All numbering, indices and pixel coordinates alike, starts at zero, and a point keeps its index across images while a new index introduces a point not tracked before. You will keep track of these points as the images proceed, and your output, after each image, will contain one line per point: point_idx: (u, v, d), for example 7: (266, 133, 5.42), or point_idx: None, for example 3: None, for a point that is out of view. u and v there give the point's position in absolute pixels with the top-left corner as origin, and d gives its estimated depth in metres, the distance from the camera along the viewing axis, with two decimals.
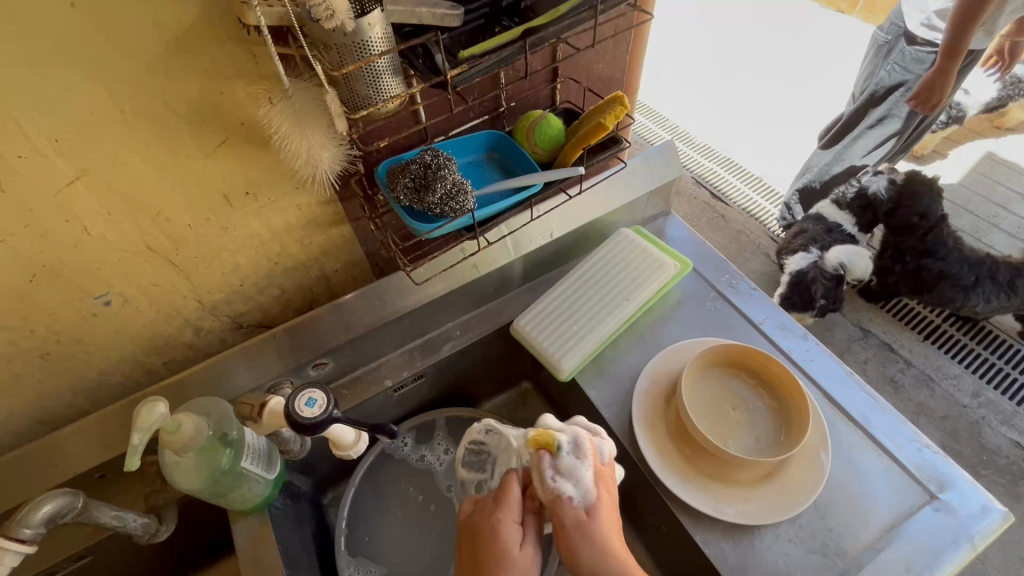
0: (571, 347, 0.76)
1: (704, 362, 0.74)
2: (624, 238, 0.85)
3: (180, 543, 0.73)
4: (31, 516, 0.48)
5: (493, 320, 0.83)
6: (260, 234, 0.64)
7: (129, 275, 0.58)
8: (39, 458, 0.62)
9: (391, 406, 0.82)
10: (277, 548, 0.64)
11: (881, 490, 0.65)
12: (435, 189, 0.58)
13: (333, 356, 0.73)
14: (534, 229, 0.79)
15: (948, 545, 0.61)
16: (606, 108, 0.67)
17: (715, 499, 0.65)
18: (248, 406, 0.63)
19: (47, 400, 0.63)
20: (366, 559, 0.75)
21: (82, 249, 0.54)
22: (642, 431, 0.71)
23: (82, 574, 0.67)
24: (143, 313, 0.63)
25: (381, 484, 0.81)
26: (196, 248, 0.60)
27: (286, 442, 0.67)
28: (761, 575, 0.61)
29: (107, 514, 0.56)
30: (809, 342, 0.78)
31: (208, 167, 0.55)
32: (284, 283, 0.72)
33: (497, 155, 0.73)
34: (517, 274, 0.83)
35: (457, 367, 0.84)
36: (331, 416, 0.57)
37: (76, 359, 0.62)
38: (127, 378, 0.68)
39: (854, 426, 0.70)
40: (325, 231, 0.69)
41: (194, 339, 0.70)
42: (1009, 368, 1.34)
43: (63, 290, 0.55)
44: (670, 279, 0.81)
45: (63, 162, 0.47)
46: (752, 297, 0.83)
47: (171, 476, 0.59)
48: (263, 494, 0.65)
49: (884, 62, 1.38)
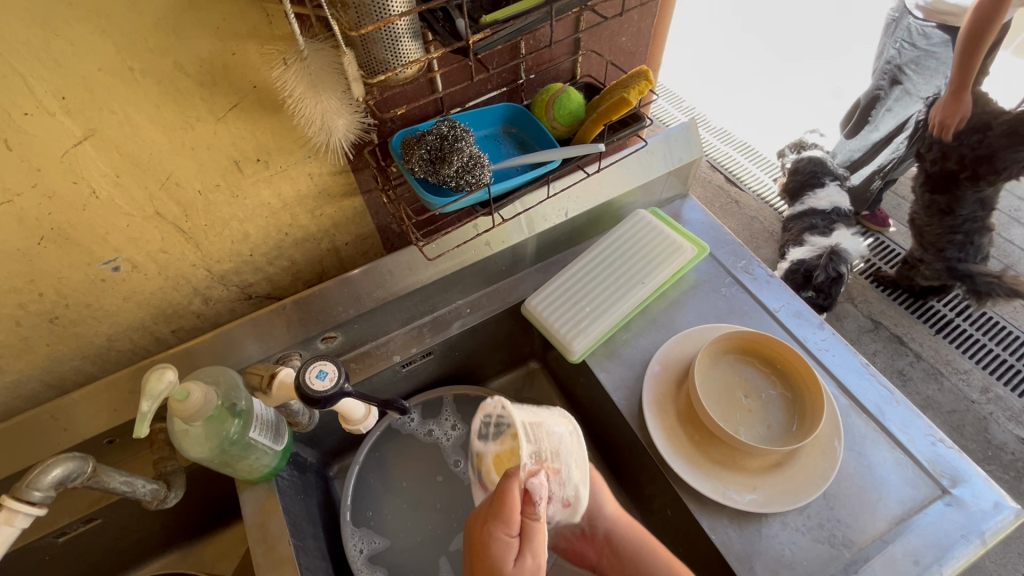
0: (583, 329, 0.75)
1: (718, 348, 0.73)
2: (640, 219, 0.83)
3: (188, 509, 0.74)
4: (42, 479, 0.48)
5: (504, 299, 0.82)
6: (270, 204, 0.63)
7: (138, 241, 0.57)
8: (49, 421, 0.62)
9: (398, 382, 0.82)
10: (283, 518, 0.64)
11: (891, 483, 0.65)
12: (452, 161, 0.57)
13: (341, 330, 0.72)
14: (549, 207, 0.77)
15: (957, 541, 0.61)
16: (630, 83, 0.64)
17: (724, 485, 0.64)
18: (257, 376, 0.62)
19: (56, 364, 0.63)
20: (370, 531, 0.76)
21: (91, 212, 0.53)
22: (652, 416, 0.70)
23: (92, 536, 0.68)
24: (152, 280, 0.62)
25: (386, 459, 0.81)
26: (206, 216, 0.59)
27: (295, 415, 0.68)
28: (766, 563, 0.60)
29: (117, 480, 0.55)
30: (825, 332, 0.76)
31: (218, 132, 0.53)
32: (294, 255, 0.71)
33: (514, 129, 0.71)
34: (529, 253, 0.81)
35: (466, 346, 0.84)
36: (342, 390, 0.57)
37: (85, 324, 0.61)
38: (136, 345, 0.67)
39: (867, 418, 0.69)
40: (336, 203, 0.67)
41: (203, 309, 0.69)
42: (1011, 359, 1.32)
43: (71, 254, 0.54)
44: (686, 263, 0.79)
45: (71, 121, 0.46)
46: (769, 284, 0.81)
47: (180, 444, 0.59)
48: (271, 465, 0.65)
49: (893, 39, 1.41)
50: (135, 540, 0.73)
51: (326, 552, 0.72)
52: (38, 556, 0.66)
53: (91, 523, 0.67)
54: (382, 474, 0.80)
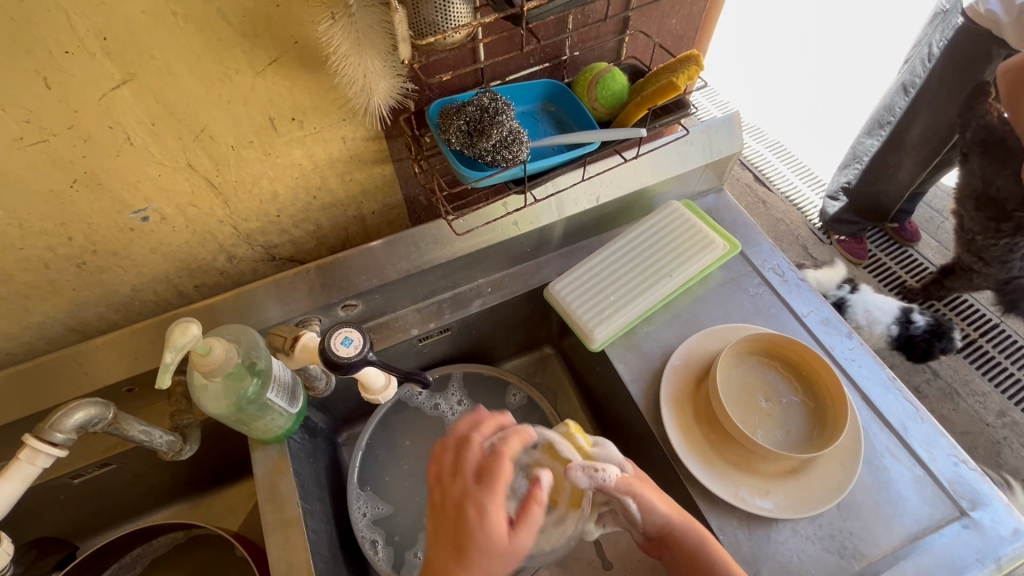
0: (606, 317, 0.74)
1: (741, 348, 0.71)
2: (672, 211, 0.81)
3: (200, 460, 0.75)
4: (64, 422, 0.48)
5: (526, 281, 0.81)
6: (302, 165, 0.62)
7: (168, 192, 0.57)
8: (71, 364, 0.63)
9: (414, 356, 0.81)
10: (293, 480, 0.65)
11: (909, 499, 0.63)
12: (490, 134, 0.55)
13: (362, 298, 0.72)
14: (580, 191, 0.75)
15: (971, 563, 0.59)
16: (679, 67, 0.62)
17: (737, 487, 0.64)
18: (280, 338, 0.62)
19: (81, 309, 0.63)
20: (373, 496, 0.77)
21: (124, 158, 0.52)
22: (669, 411, 0.69)
23: (108, 479, 0.70)
24: (178, 233, 0.61)
25: (394, 430, 0.82)
26: (237, 171, 0.59)
27: (312, 378, 0.68)
28: (773, 567, 0.60)
29: (135, 429, 0.55)
30: (853, 341, 0.74)
31: (256, 87, 0.52)
32: (321, 219, 0.70)
33: (553, 106, 0.69)
34: (556, 237, 0.80)
35: (484, 325, 0.83)
36: (365, 359, 0.56)
37: (111, 272, 0.61)
38: (160, 298, 0.68)
39: (889, 433, 0.68)
40: (367, 169, 0.66)
41: (226, 266, 0.69)
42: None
43: (102, 200, 0.54)
44: (715, 260, 0.77)
45: (111, 63, 0.45)
46: (799, 288, 0.79)
47: (197, 398, 0.59)
48: (284, 427, 0.65)
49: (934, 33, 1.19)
50: (150, 487, 0.75)
51: (332, 515, 0.72)
52: (53, 494, 0.67)
53: (106, 466, 0.68)
54: (390, 444, 0.81)
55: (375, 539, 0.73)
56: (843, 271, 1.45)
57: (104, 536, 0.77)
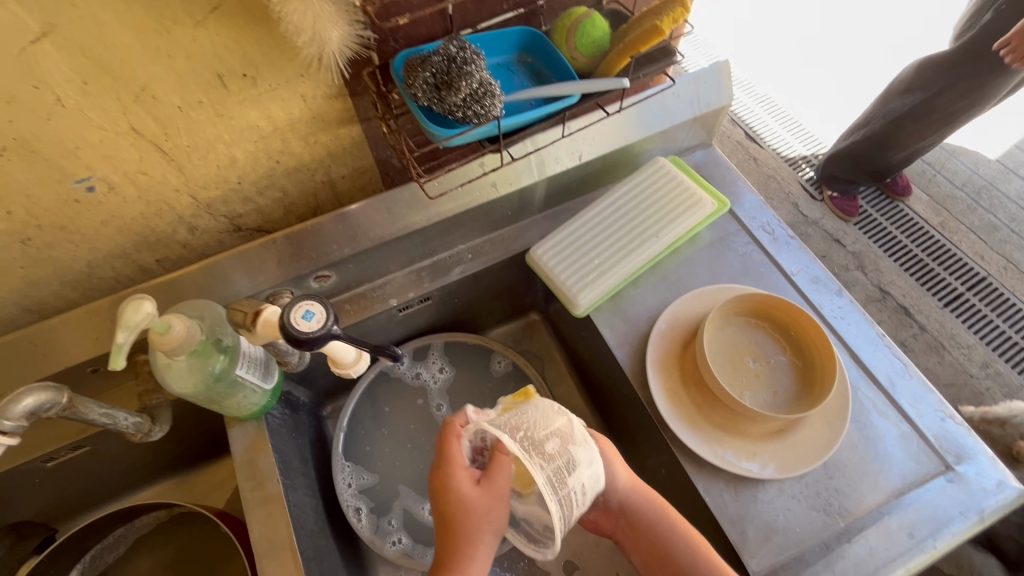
0: (590, 282, 0.72)
1: (729, 310, 0.69)
2: (659, 168, 0.78)
3: (178, 438, 0.73)
4: (10, 409, 0.46)
5: (508, 246, 0.78)
6: (260, 127, 0.57)
7: (114, 159, 0.52)
8: (30, 345, 0.60)
9: (395, 326, 0.79)
10: (272, 457, 0.63)
11: (895, 456, 0.63)
12: (459, 87, 0.51)
13: (335, 269, 0.69)
14: (562, 149, 0.71)
15: (954, 516, 0.60)
16: (664, 9, 0.57)
17: (723, 450, 0.63)
18: (240, 313, 0.57)
19: (33, 288, 0.60)
20: (357, 468, 0.76)
21: (57, 122, 0.47)
22: (655, 375, 0.68)
23: (82, 461, 0.68)
24: (131, 203, 0.57)
25: (379, 402, 0.80)
26: (187, 135, 0.54)
27: (284, 354, 0.64)
28: (758, 526, 0.60)
29: (95, 412, 0.54)
30: (842, 299, 0.73)
31: (198, 40, 0.47)
32: (287, 186, 0.66)
33: (529, 58, 0.64)
34: (538, 199, 0.77)
35: (466, 292, 0.80)
36: (330, 332, 0.54)
37: (61, 248, 0.57)
38: (120, 274, 0.64)
39: (877, 390, 0.67)
40: (333, 130, 0.62)
41: (189, 239, 0.65)
42: (1011, 331, 1.25)
43: (39, 169, 0.50)
44: (703, 219, 0.74)
45: (25, 12, 0.40)
46: (788, 246, 0.76)
47: (162, 378, 0.56)
48: (260, 404, 0.63)
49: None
50: (129, 467, 0.73)
51: (317, 487, 0.71)
52: (26, 479, 0.65)
53: (78, 450, 0.66)
54: (374, 415, 0.79)
55: (359, 507, 0.73)
56: (834, 228, 1.40)
57: (86, 517, 0.75)
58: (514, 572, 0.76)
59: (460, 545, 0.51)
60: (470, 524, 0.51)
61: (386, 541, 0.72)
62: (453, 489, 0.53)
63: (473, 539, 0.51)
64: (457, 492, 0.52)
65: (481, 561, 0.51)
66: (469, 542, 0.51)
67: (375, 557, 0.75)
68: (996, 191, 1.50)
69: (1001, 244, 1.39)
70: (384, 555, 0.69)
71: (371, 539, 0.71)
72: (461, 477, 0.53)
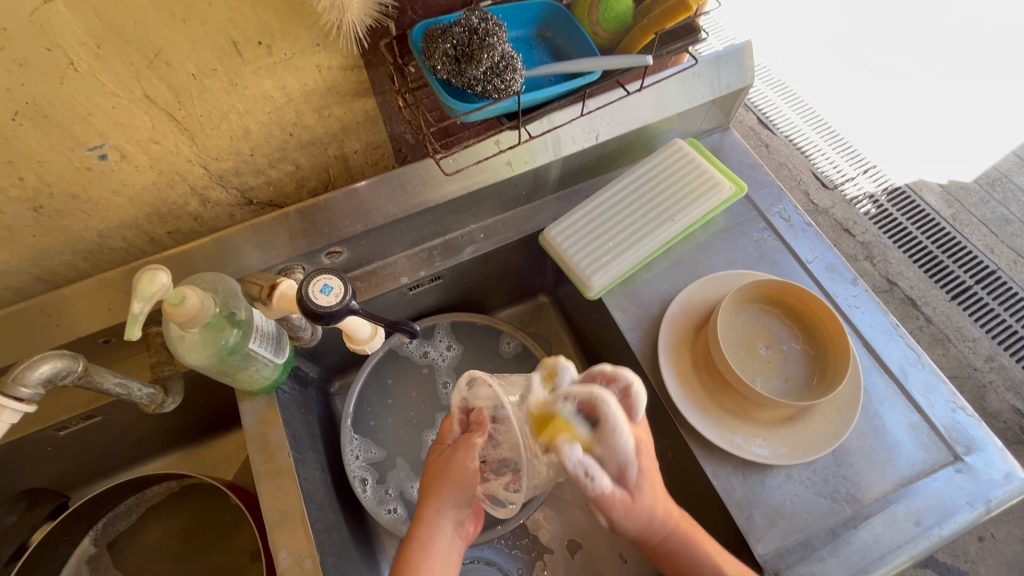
0: (604, 264, 0.71)
1: (744, 296, 0.69)
2: (676, 150, 0.76)
3: (189, 410, 0.74)
4: (28, 375, 0.46)
5: (521, 227, 0.77)
6: (274, 97, 0.56)
7: (127, 127, 0.52)
8: (43, 313, 0.60)
9: (404, 305, 0.79)
10: (283, 432, 0.64)
11: (904, 445, 0.63)
12: (480, 60, 0.50)
13: (347, 245, 0.68)
14: (578, 128, 0.70)
15: (961, 506, 0.60)
16: None
17: (734, 435, 0.63)
18: (256, 286, 0.57)
19: (45, 257, 0.59)
20: (364, 442, 0.76)
21: (71, 87, 0.47)
22: (666, 358, 0.67)
23: (94, 431, 0.68)
24: (143, 173, 0.56)
25: (387, 380, 0.81)
26: (201, 104, 0.53)
27: (297, 331, 0.65)
28: (765, 511, 0.60)
29: (109, 381, 0.53)
30: (857, 288, 0.72)
31: (215, 5, 0.46)
32: (299, 159, 0.64)
33: (549, 32, 0.63)
34: (552, 178, 0.75)
35: (477, 272, 0.80)
36: (348, 307, 0.53)
37: (72, 217, 0.57)
38: (131, 244, 0.63)
39: (888, 379, 0.67)
40: (347, 103, 0.60)
41: (200, 211, 0.64)
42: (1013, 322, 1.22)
43: (52, 135, 0.49)
44: (720, 203, 0.73)
45: None
46: (805, 233, 0.76)
47: (176, 349, 0.57)
48: (271, 377, 0.63)
49: None
50: (140, 437, 0.74)
51: (325, 461, 0.72)
52: (39, 448, 0.66)
53: (91, 419, 0.66)
54: (383, 392, 0.80)
55: (364, 478, 0.74)
56: (845, 217, 1.31)
57: (97, 486, 0.76)
58: (516, 549, 0.77)
59: (425, 519, 0.53)
60: (437, 492, 0.53)
61: (382, 507, 0.73)
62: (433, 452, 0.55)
63: (433, 508, 0.53)
64: (431, 462, 0.55)
65: (433, 530, 0.52)
66: (425, 509, 0.53)
67: (381, 531, 0.76)
68: (1011, 183, 1.42)
69: (1013, 236, 1.33)
70: (382, 521, 0.70)
71: (371, 508, 0.72)
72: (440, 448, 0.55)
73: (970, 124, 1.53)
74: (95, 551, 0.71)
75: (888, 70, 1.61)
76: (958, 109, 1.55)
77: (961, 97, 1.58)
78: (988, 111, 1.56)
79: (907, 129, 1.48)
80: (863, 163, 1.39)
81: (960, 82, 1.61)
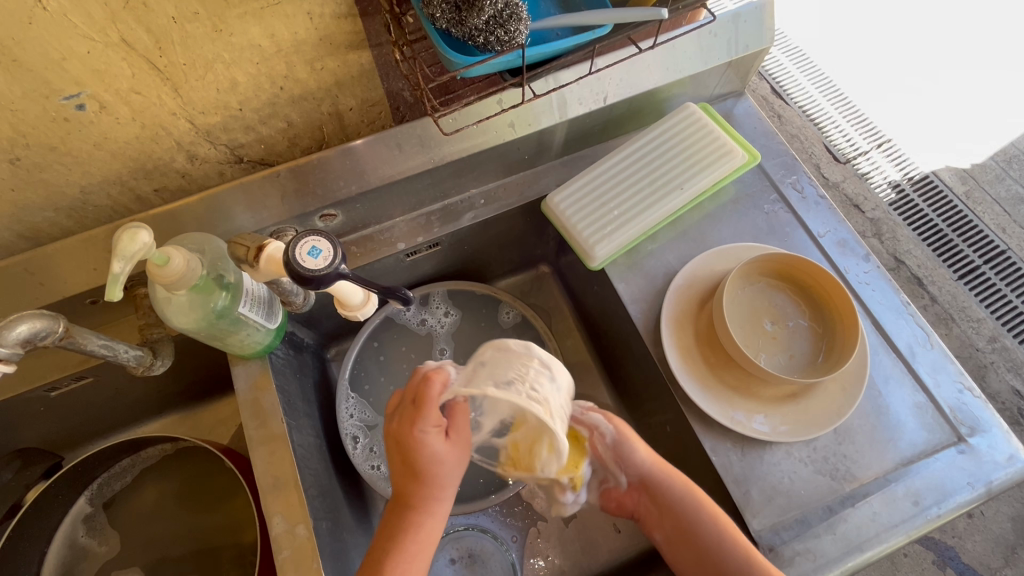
0: (607, 234, 0.68)
1: (752, 270, 0.67)
2: (687, 115, 0.72)
3: (182, 373, 0.72)
4: (5, 334, 0.44)
5: (523, 193, 0.74)
6: (262, 47, 0.52)
7: (104, 75, 0.48)
8: (26, 271, 0.58)
9: (402, 271, 0.77)
10: (277, 397, 0.63)
11: (908, 425, 0.62)
12: (482, 8, 0.46)
13: (341, 208, 0.66)
14: (586, 88, 0.66)
15: (961, 486, 0.59)
16: None
17: (735, 411, 0.62)
18: (241, 248, 0.55)
19: (26, 213, 0.57)
20: (359, 406, 0.75)
21: (40, 28, 0.44)
22: (669, 332, 0.66)
23: (84, 392, 0.67)
24: (125, 125, 0.53)
25: (383, 348, 0.79)
26: (184, 52, 0.50)
27: (287, 294, 0.62)
28: (762, 487, 0.59)
29: (94, 343, 0.52)
30: (869, 265, 0.69)
31: None
32: (291, 116, 0.61)
33: None
34: (557, 142, 0.72)
35: (477, 239, 0.77)
36: (336, 271, 0.51)
37: (51, 171, 0.54)
38: (115, 202, 0.61)
39: (895, 358, 0.65)
40: (341, 55, 0.57)
41: (188, 168, 0.61)
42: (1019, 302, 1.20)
43: (23, 81, 0.46)
44: (732, 171, 0.70)
45: None
46: (817, 206, 0.73)
47: (163, 312, 0.55)
48: (263, 343, 0.62)
49: None
50: (132, 399, 0.73)
51: (320, 427, 0.71)
52: (30, 408, 0.65)
53: (82, 380, 0.65)
54: (378, 360, 0.79)
55: (356, 436, 0.73)
56: (856, 192, 1.27)
57: (91, 447, 0.76)
58: (511, 517, 0.77)
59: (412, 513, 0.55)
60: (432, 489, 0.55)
61: (367, 463, 0.71)
62: (421, 443, 0.54)
63: (429, 506, 0.56)
64: (425, 452, 0.54)
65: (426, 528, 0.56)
66: (427, 502, 0.55)
67: (375, 497, 0.76)
68: None
69: None
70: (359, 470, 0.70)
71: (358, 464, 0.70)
72: (433, 438, 0.54)
73: (991, 96, 1.47)
74: (90, 511, 0.71)
75: (911, 35, 1.53)
76: (980, 80, 1.49)
77: (983, 69, 1.51)
78: (1010, 84, 1.50)
79: (925, 101, 1.42)
80: (878, 136, 1.34)
81: (983, 53, 1.54)
